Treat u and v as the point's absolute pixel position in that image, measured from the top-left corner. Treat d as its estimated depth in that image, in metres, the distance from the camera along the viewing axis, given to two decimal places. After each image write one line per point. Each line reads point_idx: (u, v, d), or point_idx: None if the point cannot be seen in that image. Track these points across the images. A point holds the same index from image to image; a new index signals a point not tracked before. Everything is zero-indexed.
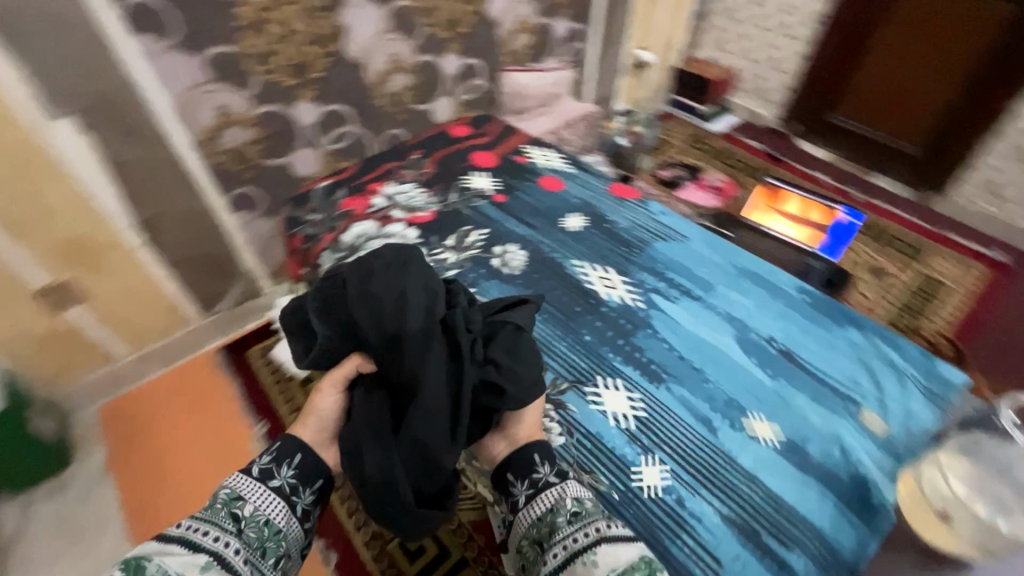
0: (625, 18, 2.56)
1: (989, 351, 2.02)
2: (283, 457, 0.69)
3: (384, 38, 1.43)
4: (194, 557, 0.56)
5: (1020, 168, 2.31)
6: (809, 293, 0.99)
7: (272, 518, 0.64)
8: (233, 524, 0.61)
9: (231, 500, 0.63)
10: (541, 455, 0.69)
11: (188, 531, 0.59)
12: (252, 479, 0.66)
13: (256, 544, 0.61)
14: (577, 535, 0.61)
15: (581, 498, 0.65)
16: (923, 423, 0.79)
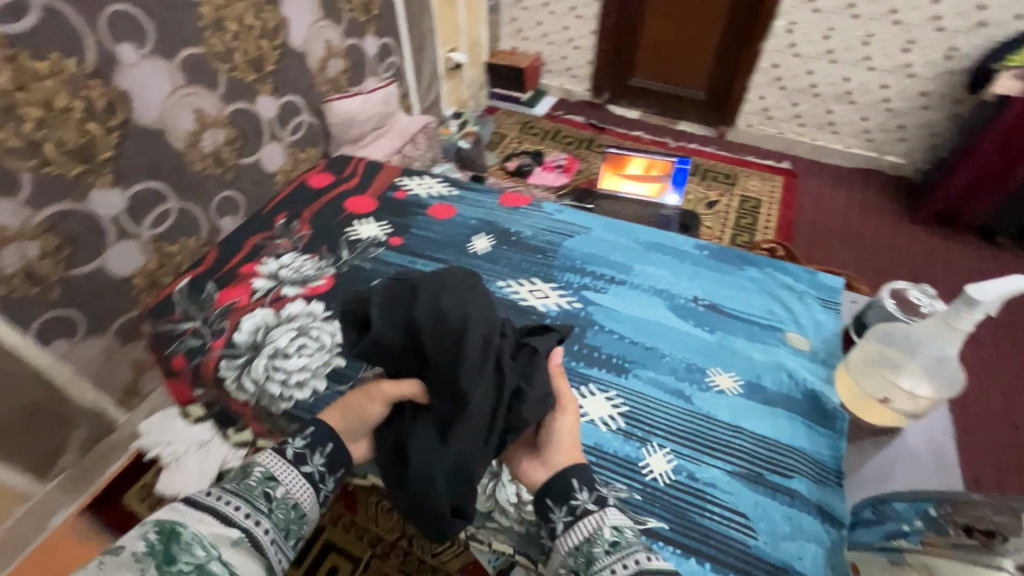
0: (428, 25, 2.57)
1: (806, 245, 2.49)
2: (317, 444, 0.70)
3: (182, 94, 1.25)
4: (225, 531, 0.59)
5: (779, 92, 2.83)
6: (706, 247, 1.09)
7: (300, 500, 0.66)
8: (265, 504, 0.63)
9: (265, 480, 0.65)
10: (581, 481, 0.65)
11: (223, 503, 0.61)
12: (285, 460, 0.68)
13: (284, 526, 0.63)
14: (616, 567, 0.58)
15: (622, 526, 0.62)
16: (832, 328, 0.93)
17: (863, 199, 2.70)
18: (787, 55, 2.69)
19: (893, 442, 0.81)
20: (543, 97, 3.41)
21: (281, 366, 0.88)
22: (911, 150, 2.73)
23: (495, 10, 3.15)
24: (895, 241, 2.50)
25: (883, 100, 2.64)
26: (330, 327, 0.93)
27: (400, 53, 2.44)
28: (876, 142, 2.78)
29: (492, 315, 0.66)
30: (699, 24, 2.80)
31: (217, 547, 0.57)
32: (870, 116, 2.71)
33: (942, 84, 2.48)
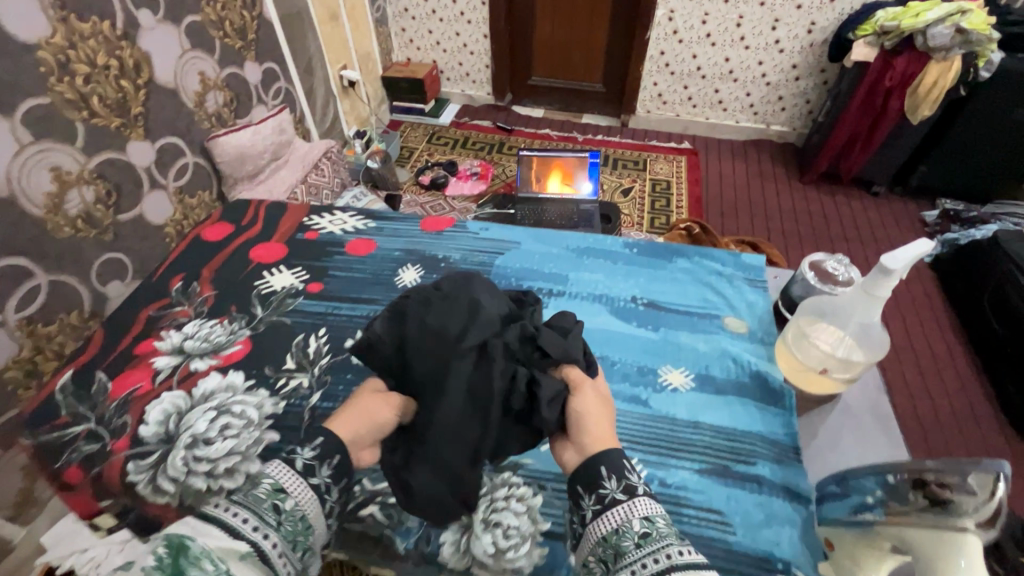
0: (313, 45, 2.43)
1: (718, 218, 2.63)
2: (326, 454, 0.66)
3: (38, 151, 1.30)
4: (233, 544, 0.56)
5: (670, 77, 2.97)
6: (635, 244, 1.10)
7: (307, 514, 0.62)
8: (273, 517, 0.59)
9: (274, 493, 0.61)
10: (611, 471, 0.63)
11: (230, 516, 0.58)
12: (292, 471, 0.64)
13: (291, 538, 0.60)
14: (645, 559, 0.56)
15: (652, 516, 0.60)
16: (762, 306, 0.96)
17: (758, 167, 2.91)
18: (672, 42, 2.83)
19: (834, 406, 0.85)
20: (446, 105, 3.37)
21: (202, 457, 0.73)
22: (791, 118, 2.97)
23: (382, 23, 3.05)
24: (792, 203, 2.70)
25: (761, 75, 2.84)
26: (255, 400, 0.83)
27: (288, 77, 2.29)
28: (761, 114, 3.00)
29: (468, 319, 0.71)
30: (586, 19, 2.88)
31: (224, 562, 0.54)
32: (753, 91, 2.91)
33: (808, 56, 2.71)
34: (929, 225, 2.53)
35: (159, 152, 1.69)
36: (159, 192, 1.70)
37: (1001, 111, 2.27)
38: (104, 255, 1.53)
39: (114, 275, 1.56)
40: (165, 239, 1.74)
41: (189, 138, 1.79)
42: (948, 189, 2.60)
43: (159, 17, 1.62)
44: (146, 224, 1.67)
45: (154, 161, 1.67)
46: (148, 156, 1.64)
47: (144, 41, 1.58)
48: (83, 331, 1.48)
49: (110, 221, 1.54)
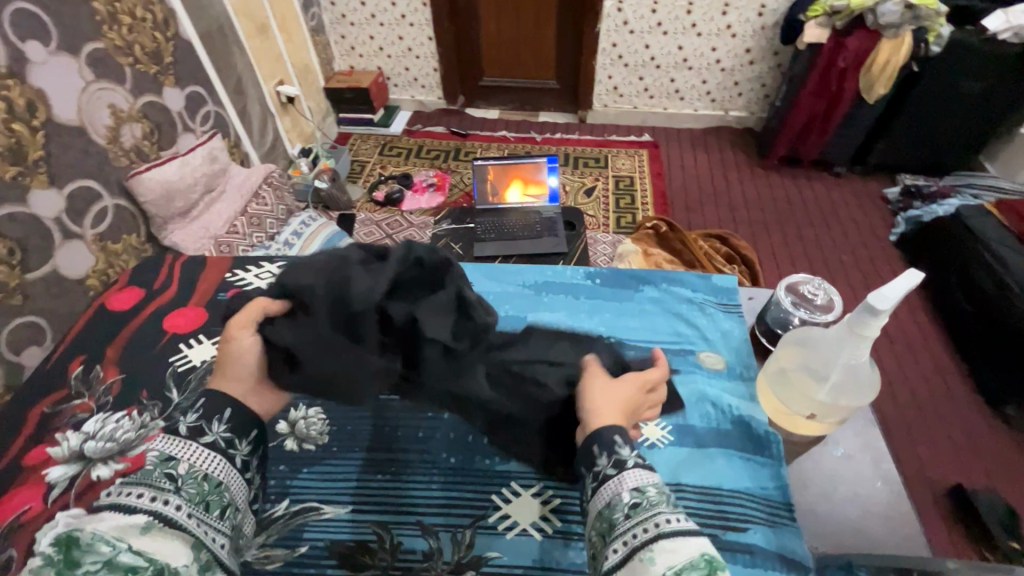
0: (243, 61, 2.26)
1: (683, 212, 2.57)
2: (211, 412, 0.57)
3: None
4: (131, 519, 0.47)
5: (624, 69, 2.89)
6: (597, 273, 1.01)
7: (216, 474, 0.54)
8: (169, 483, 0.51)
9: (163, 462, 0.53)
10: (600, 447, 0.56)
11: (122, 496, 0.49)
12: (177, 439, 0.55)
13: (199, 499, 0.52)
14: (635, 529, 0.48)
15: (643, 485, 0.52)
16: (739, 335, 0.88)
17: (719, 155, 2.86)
18: (623, 33, 2.74)
19: (825, 449, 0.78)
20: (397, 112, 3.21)
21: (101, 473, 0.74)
22: (749, 103, 2.93)
23: (319, 31, 2.87)
24: (757, 190, 2.66)
25: (716, 61, 2.78)
26: None
27: (217, 100, 2.11)
28: (718, 101, 2.94)
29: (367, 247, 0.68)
30: (534, 14, 2.76)
31: (124, 540, 0.46)
32: (708, 77, 2.85)
33: (760, 40, 2.66)
34: (892, 202, 2.51)
35: (69, 198, 1.51)
36: (76, 241, 1.54)
37: (954, 84, 2.26)
38: (15, 319, 1.37)
39: (27, 340, 1.39)
40: (89, 292, 1.58)
41: (104, 178, 1.62)
42: (907, 165, 2.59)
43: (52, 48, 1.44)
44: (63, 279, 1.50)
45: (63, 209, 1.49)
46: (56, 203, 1.47)
47: (37, 78, 1.41)
48: None
49: (17, 281, 1.37)
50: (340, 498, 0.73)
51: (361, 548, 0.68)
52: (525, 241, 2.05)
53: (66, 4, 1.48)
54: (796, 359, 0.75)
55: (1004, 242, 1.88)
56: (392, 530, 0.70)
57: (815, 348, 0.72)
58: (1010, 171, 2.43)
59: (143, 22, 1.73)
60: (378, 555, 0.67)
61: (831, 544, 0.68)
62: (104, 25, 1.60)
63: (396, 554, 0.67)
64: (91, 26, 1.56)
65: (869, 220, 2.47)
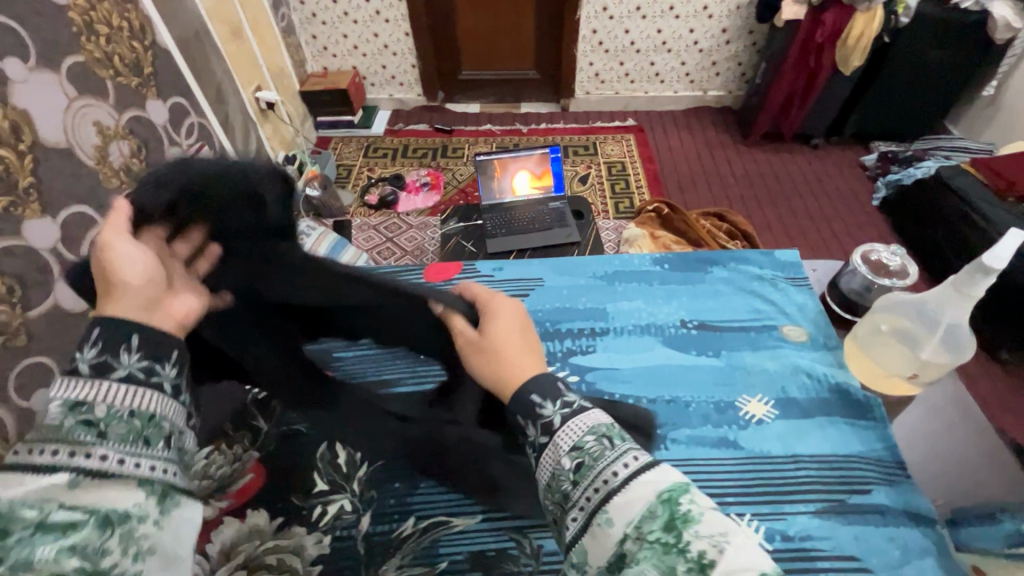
0: (221, 68, 2.13)
1: (679, 193, 2.62)
2: (118, 343, 0.46)
3: None
4: (50, 479, 0.40)
5: (605, 55, 2.90)
6: (664, 259, 1.02)
7: (145, 407, 0.46)
8: (90, 434, 0.42)
9: (71, 411, 0.43)
10: (525, 418, 0.55)
11: (31, 455, 0.41)
12: (81, 380, 0.44)
13: (135, 439, 0.44)
14: (587, 493, 0.47)
15: (580, 441, 0.50)
16: (815, 307, 0.92)
17: (703, 135, 2.92)
18: (603, 19, 2.75)
19: (919, 403, 0.83)
20: (375, 112, 3.12)
21: None
22: (726, 82, 3.00)
23: (289, 32, 2.75)
24: (744, 167, 2.74)
25: (694, 42, 2.83)
26: (296, 543, 0.68)
27: (199, 111, 1.98)
28: (697, 81, 3.00)
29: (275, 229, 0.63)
30: (513, 5, 2.73)
31: (53, 500, 0.39)
32: (686, 59, 2.90)
33: (736, 19, 2.72)
34: (869, 169, 2.64)
35: (64, 226, 1.31)
36: None
37: (922, 53, 2.38)
38: (22, 360, 1.19)
39: (37, 384, 1.22)
40: None
41: (97, 203, 1.42)
42: (880, 133, 2.72)
43: (31, 64, 1.26)
44: (65, 314, 1.30)
45: (60, 238, 1.30)
46: (52, 233, 1.28)
47: (20, 97, 1.23)
48: None
49: (19, 321, 1.19)
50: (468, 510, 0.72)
51: (502, 556, 0.69)
52: (537, 233, 2.04)
53: (42, 13, 1.30)
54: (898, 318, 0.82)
55: (986, 200, 2.00)
56: (530, 535, 0.70)
57: (920, 310, 0.79)
58: (973, 133, 2.59)
59: (120, 31, 1.58)
60: (522, 561, 0.68)
61: (947, 497, 0.74)
62: (82, 36, 1.43)
63: (540, 558, 0.68)
64: (70, 37, 1.39)
65: (852, 187, 2.59)
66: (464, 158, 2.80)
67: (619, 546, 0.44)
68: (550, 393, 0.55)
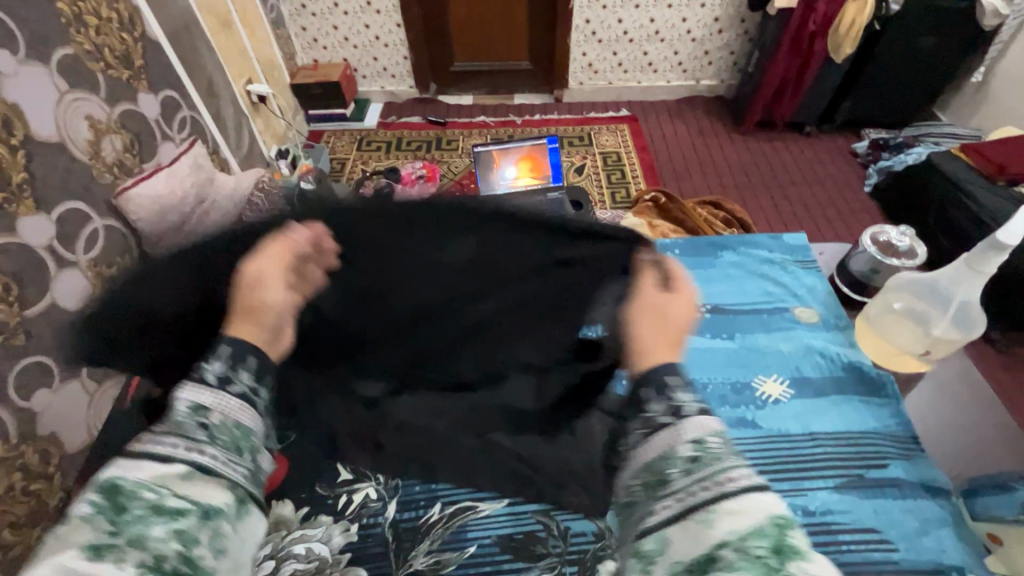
0: (212, 60, 2.09)
1: (674, 182, 2.63)
2: (237, 360, 0.53)
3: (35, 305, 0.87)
4: (169, 468, 0.45)
5: (598, 45, 2.90)
6: (674, 245, 1.04)
7: (245, 420, 0.51)
8: (204, 433, 0.48)
9: (195, 411, 0.49)
10: (653, 391, 0.53)
11: (157, 445, 0.46)
12: (205, 387, 0.51)
13: (235, 447, 0.49)
14: (693, 488, 0.46)
15: (703, 437, 0.48)
16: (823, 289, 0.94)
17: (696, 125, 2.94)
18: (596, 9, 2.74)
19: (929, 380, 0.93)
20: (368, 105, 3.09)
21: None
22: (718, 71, 3.01)
23: (279, 23, 2.70)
24: (738, 155, 2.75)
25: (686, 31, 2.83)
26: (322, 532, 0.72)
27: (193, 106, 1.92)
28: (690, 71, 3.01)
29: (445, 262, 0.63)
30: None
31: (167, 486, 0.44)
32: (679, 48, 2.91)
33: (728, 8, 2.73)
34: (861, 156, 2.67)
35: (59, 223, 1.28)
36: (71, 269, 1.30)
37: (912, 40, 2.41)
38: (19, 361, 1.14)
39: (38, 383, 1.18)
40: None
41: (90, 199, 1.38)
42: (871, 120, 2.75)
43: (21, 57, 1.21)
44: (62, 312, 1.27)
45: (54, 236, 1.27)
46: (46, 230, 1.24)
47: (10, 90, 1.18)
48: (16, 464, 1.12)
49: (17, 320, 1.15)
50: (492, 494, 0.75)
51: (530, 539, 0.72)
52: None
53: (31, 4, 1.25)
54: (912, 300, 0.92)
55: (975, 185, 2.04)
56: (556, 516, 0.74)
57: (932, 292, 0.89)
58: (962, 118, 2.64)
59: (109, 22, 1.50)
60: (549, 542, 0.72)
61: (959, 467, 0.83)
62: (71, 28, 1.37)
63: (568, 539, 0.72)
64: (56, 27, 1.32)
65: (844, 174, 2.62)
66: (459, 150, 2.79)
67: (714, 546, 0.41)
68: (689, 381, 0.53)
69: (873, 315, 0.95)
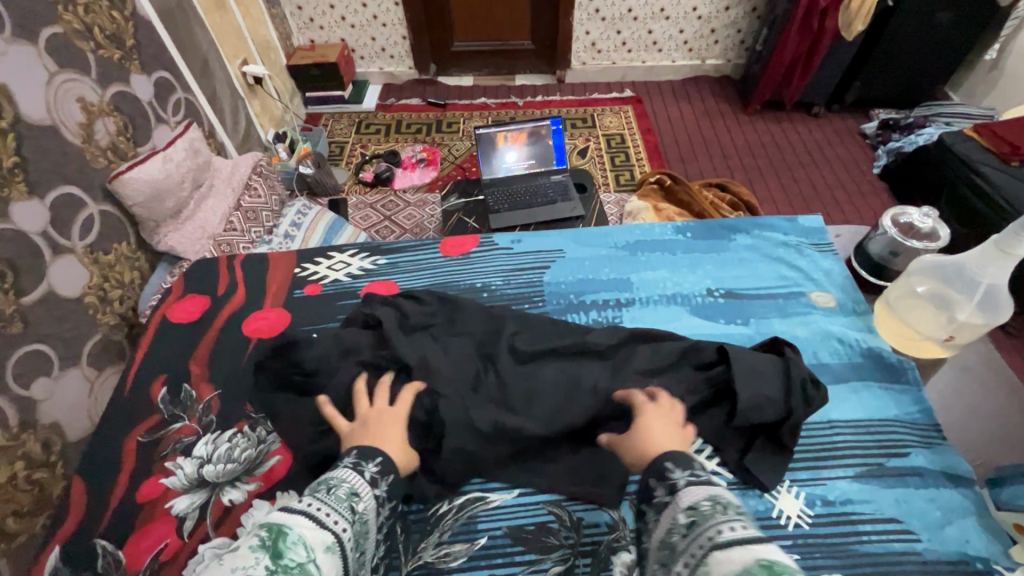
0: (207, 40, 2.02)
1: (679, 164, 2.58)
2: (386, 470, 0.60)
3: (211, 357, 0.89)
4: (321, 536, 0.50)
5: (602, 24, 2.82)
6: (686, 227, 1.03)
7: (370, 519, 0.56)
8: (349, 515, 0.54)
9: (351, 494, 0.55)
10: (656, 478, 0.58)
11: (315, 509, 0.52)
12: (361, 476, 0.58)
13: (357, 539, 0.54)
14: (695, 547, 0.49)
15: (697, 502, 0.53)
16: (840, 273, 0.93)
17: (702, 106, 2.88)
18: None
19: (958, 366, 0.94)
20: (366, 87, 3.03)
21: (241, 494, 0.73)
22: (725, 50, 2.94)
23: (273, 3, 2.63)
24: (745, 137, 2.70)
25: (693, 9, 2.76)
26: None
27: (188, 87, 1.86)
28: (696, 50, 2.94)
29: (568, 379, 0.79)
30: None
31: (314, 550, 0.48)
32: (685, 27, 2.83)
33: None
34: (870, 137, 2.62)
35: (53, 208, 1.25)
36: (67, 255, 1.27)
37: (927, 17, 2.34)
38: (17, 350, 1.13)
39: (38, 371, 1.16)
40: (89, 312, 1.32)
41: (84, 183, 1.34)
42: (881, 100, 2.69)
43: (7, 36, 1.16)
44: (60, 300, 1.25)
45: (49, 222, 1.23)
46: (41, 215, 1.21)
47: None
48: (18, 454, 1.10)
49: (13, 308, 1.13)
50: (502, 484, 0.75)
51: (543, 530, 0.71)
52: (541, 207, 2.01)
53: None
54: (937, 284, 0.91)
55: (990, 165, 1.99)
56: (569, 507, 0.73)
57: (959, 276, 0.88)
58: (975, 98, 2.58)
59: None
60: (563, 533, 0.70)
61: (984, 454, 0.85)
62: (59, 6, 1.32)
63: (581, 530, 0.71)
64: (44, 5, 1.27)
65: (852, 155, 2.58)
66: (460, 132, 2.74)
67: None
68: (684, 462, 0.58)
69: (898, 301, 0.93)
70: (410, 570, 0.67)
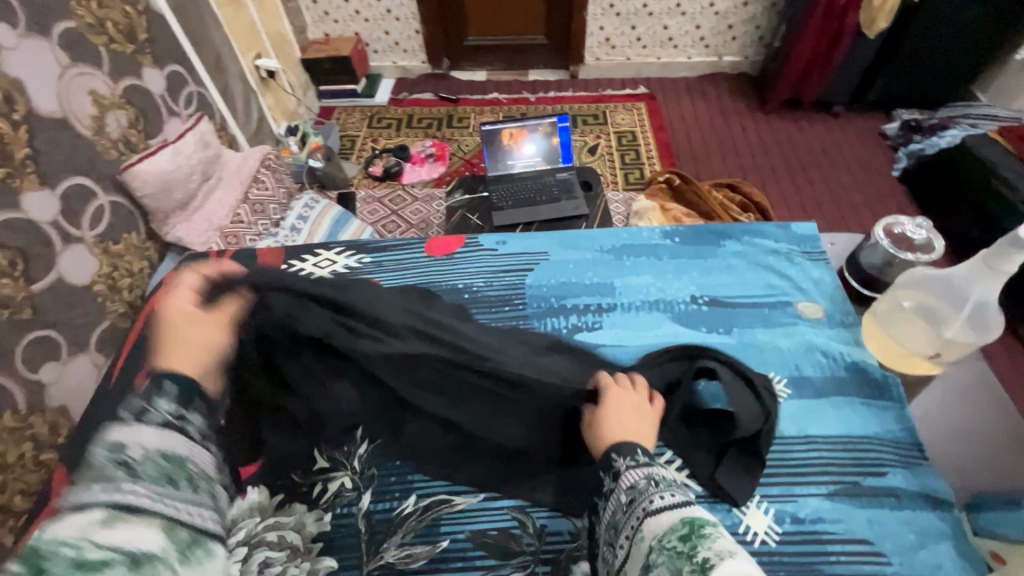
0: (220, 34, 2.05)
1: (691, 164, 2.54)
2: (159, 390, 0.61)
3: None
4: (92, 513, 0.46)
5: (617, 18, 2.78)
6: (675, 232, 1.01)
7: (168, 448, 0.56)
8: (124, 470, 0.51)
9: (114, 452, 0.53)
10: (605, 468, 0.64)
11: (83, 499, 0.48)
12: (130, 425, 0.56)
13: (160, 475, 0.53)
14: (632, 520, 0.56)
15: (635, 482, 0.59)
16: (830, 284, 0.91)
17: (717, 103, 2.82)
18: None
19: (948, 388, 0.96)
20: (379, 81, 3.04)
21: None
22: (743, 47, 2.87)
23: None
24: (760, 136, 2.64)
25: (710, 4, 2.70)
26: (295, 520, 0.72)
27: (200, 81, 1.90)
28: (713, 46, 2.87)
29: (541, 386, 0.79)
30: None
31: (89, 535, 0.44)
32: (702, 22, 2.77)
33: None
34: (891, 138, 2.53)
35: (64, 199, 1.28)
36: (77, 244, 1.31)
37: (954, 14, 2.25)
38: (27, 335, 1.17)
39: (46, 356, 1.20)
40: (98, 300, 1.35)
41: (96, 175, 1.38)
42: (905, 99, 2.59)
43: (20, 31, 1.20)
44: (70, 288, 1.29)
45: (60, 211, 1.27)
46: (51, 206, 1.25)
47: (11, 66, 1.17)
48: (26, 435, 1.13)
49: (24, 295, 1.17)
50: (468, 488, 0.75)
51: (505, 536, 0.71)
52: (545, 206, 2.00)
53: None
54: (924, 298, 0.89)
55: (1014, 171, 1.92)
56: (532, 514, 0.73)
57: (945, 290, 0.86)
58: (1005, 99, 2.46)
59: None
60: (524, 540, 0.71)
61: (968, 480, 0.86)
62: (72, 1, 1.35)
63: (543, 538, 0.71)
64: (56, 1, 1.30)
65: (872, 157, 2.49)
66: (470, 128, 2.73)
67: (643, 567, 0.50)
68: (629, 448, 0.64)
69: (885, 317, 0.91)
70: (370, 570, 0.69)
